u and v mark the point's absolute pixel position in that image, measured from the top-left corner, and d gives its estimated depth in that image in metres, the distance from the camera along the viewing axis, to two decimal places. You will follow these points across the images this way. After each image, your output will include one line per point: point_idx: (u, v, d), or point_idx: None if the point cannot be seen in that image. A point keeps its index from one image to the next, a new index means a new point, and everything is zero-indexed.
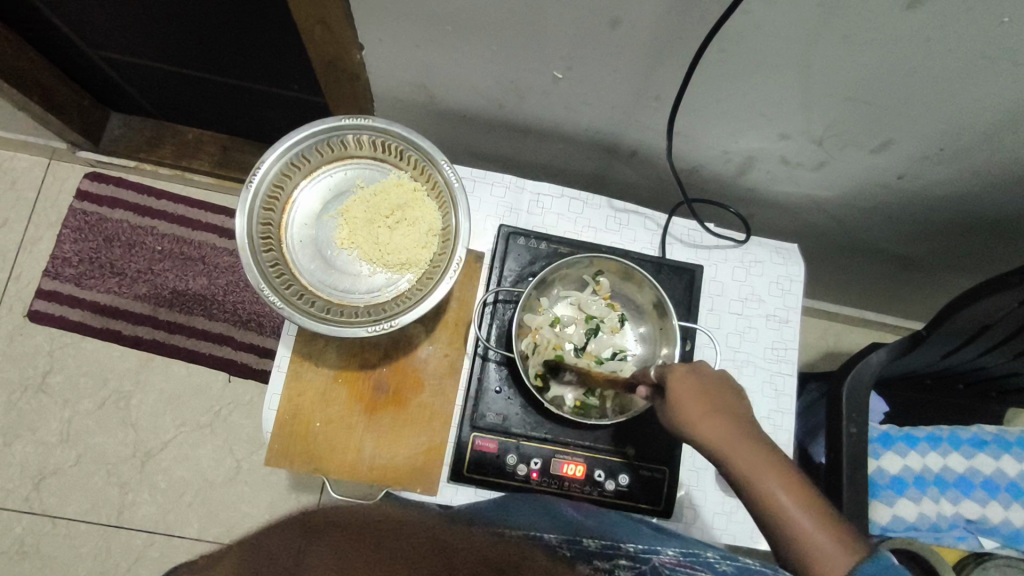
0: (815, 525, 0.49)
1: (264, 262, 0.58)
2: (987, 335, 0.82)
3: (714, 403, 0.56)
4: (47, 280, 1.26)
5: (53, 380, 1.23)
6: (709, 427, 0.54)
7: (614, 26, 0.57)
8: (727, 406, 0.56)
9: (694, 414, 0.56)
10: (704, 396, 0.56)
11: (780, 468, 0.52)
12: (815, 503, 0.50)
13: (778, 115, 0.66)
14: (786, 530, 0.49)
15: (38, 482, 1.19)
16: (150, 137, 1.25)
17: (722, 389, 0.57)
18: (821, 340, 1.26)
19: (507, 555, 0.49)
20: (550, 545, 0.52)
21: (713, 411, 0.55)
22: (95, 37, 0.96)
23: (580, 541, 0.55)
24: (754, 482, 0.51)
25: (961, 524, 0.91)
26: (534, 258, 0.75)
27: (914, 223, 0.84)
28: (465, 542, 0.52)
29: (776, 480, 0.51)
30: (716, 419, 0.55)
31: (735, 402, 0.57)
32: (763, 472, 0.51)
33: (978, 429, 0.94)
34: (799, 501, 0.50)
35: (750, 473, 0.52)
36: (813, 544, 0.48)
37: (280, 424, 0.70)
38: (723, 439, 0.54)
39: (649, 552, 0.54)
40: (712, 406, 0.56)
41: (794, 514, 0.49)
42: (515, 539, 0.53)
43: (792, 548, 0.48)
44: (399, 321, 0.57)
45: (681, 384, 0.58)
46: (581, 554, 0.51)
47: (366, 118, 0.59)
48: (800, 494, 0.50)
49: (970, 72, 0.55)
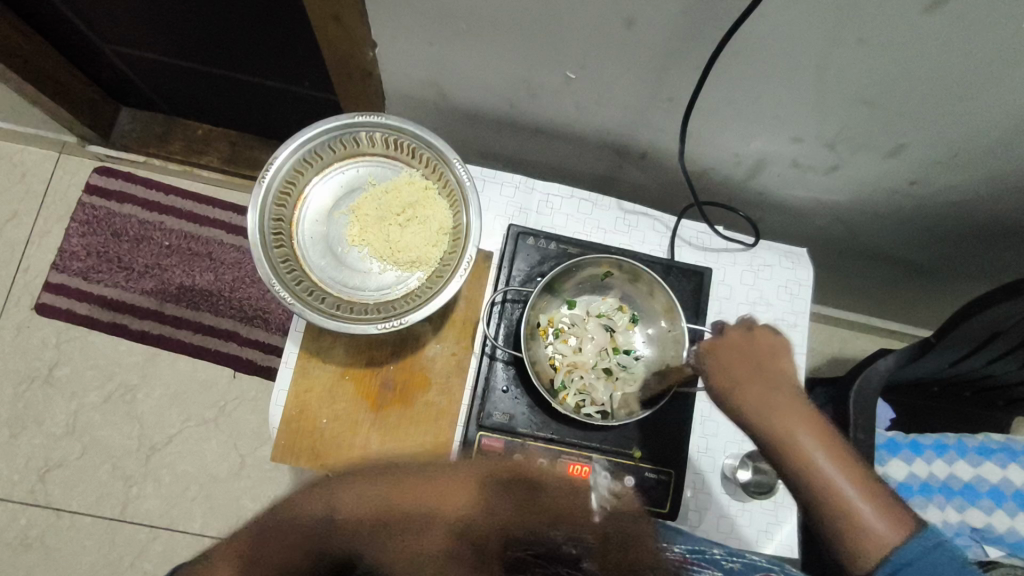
0: (852, 480, 0.54)
1: (274, 257, 0.58)
2: (995, 343, 0.82)
3: (758, 369, 0.59)
4: (55, 273, 1.26)
5: (59, 373, 1.23)
6: (754, 394, 0.58)
7: (629, 27, 0.57)
8: (773, 373, 0.59)
9: (740, 381, 0.59)
10: (748, 360, 0.60)
11: (820, 431, 0.56)
12: (852, 468, 0.55)
13: (790, 119, 0.66)
14: (824, 493, 0.54)
15: (43, 474, 1.20)
16: (160, 132, 1.26)
17: (766, 355, 0.60)
18: (827, 345, 1.25)
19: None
20: (555, 545, 0.54)
21: (757, 379, 0.59)
22: (108, 31, 0.96)
23: (583, 538, 0.57)
24: (793, 447, 0.55)
25: (967, 532, 0.91)
26: (542, 259, 0.75)
27: (923, 229, 0.84)
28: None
29: (809, 434, 0.56)
30: (760, 384, 0.58)
31: (785, 364, 0.60)
32: (803, 433, 0.56)
33: (985, 437, 0.94)
34: (841, 466, 0.54)
35: (790, 436, 0.56)
36: (856, 511, 0.52)
37: (287, 420, 0.70)
38: (767, 406, 0.57)
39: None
40: (757, 374, 0.59)
41: (832, 473, 0.54)
42: (521, 538, 0.55)
43: (832, 510, 0.53)
44: (408, 320, 0.57)
45: (722, 354, 0.61)
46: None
47: (379, 115, 0.59)
48: (838, 457, 0.55)
49: (986, 77, 0.55)
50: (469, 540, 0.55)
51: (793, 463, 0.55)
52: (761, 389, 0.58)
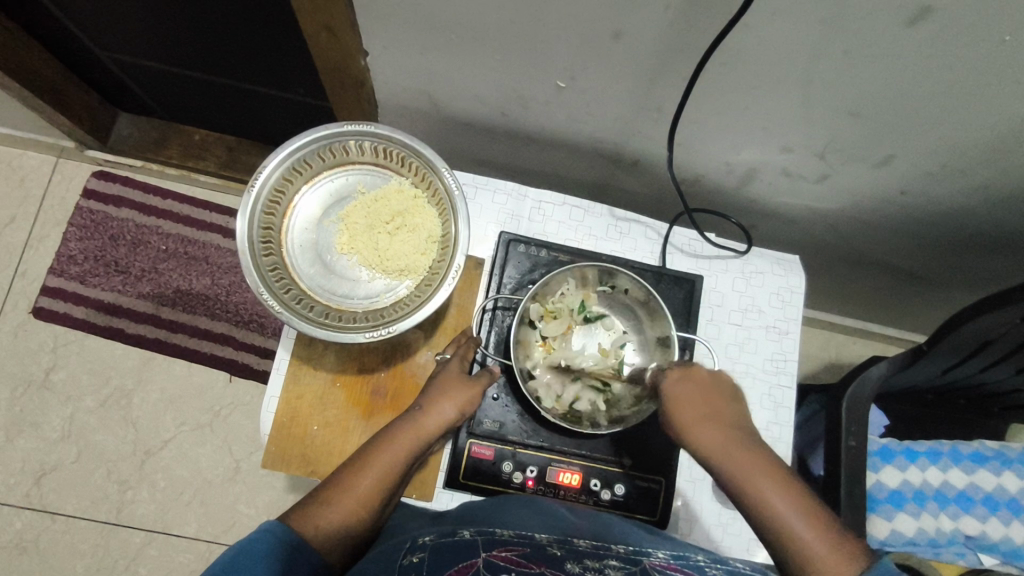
0: (797, 512, 0.54)
1: (263, 266, 0.58)
2: (988, 351, 0.82)
3: (712, 410, 0.61)
4: (52, 278, 1.27)
5: (56, 377, 1.24)
6: (707, 435, 0.59)
7: (617, 38, 0.57)
8: (726, 416, 0.61)
9: (694, 420, 0.60)
10: (704, 399, 0.62)
11: (772, 471, 0.57)
12: (804, 504, 0.55)
13: (780, 128, 0.66)
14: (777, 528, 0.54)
15: (38, 478, 1.20)
16: (157, 137, 1.26)
17: (722, 396, 0.62)
18: (823, 351, 1.25)
19: (499, 556, 0.48)
20: (544, 546, 0.52)
21: (712, 419, 0.60)
22: (105, 39, 0.97)
23: (572, 541, 0.55)
24: (746, 486, 0.56)
25: (960, 539, 0.90)
26: (533, 266, 0.75)
27: (916, 238, 0.84)
28: (459, 544, 0.51)
29: (759, 475, 0.56)
30: (714, 425, 0.60)
31: (737, 408, 0.62)
32: (755, 473, 0.56)
33: (979, 444, 0.94)
34: (794, 505, 0.54)
35: (742, 476, 0.56)
36: (805, 541, 0.52)
37: (278, 426, 0.71)
38: (722, 447, 0.59)
39: (641, 555, 0.54)
40: (711, 414, 0.61)
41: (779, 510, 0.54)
42: (508, 540, 0.53)
43: (781, 538, 0.53)
44: (396, 328, 0.57)
45: (678, 390, 0.62)
46: (573, 555, 0.51)
47: (367, 124, 0.59)
48: (791, 494, 0.55)
49: (973, 88, 0.55)
50: (457, 540, 0.52)
51: (746, 499, 0.56)
52: (714, 430, 0.60)
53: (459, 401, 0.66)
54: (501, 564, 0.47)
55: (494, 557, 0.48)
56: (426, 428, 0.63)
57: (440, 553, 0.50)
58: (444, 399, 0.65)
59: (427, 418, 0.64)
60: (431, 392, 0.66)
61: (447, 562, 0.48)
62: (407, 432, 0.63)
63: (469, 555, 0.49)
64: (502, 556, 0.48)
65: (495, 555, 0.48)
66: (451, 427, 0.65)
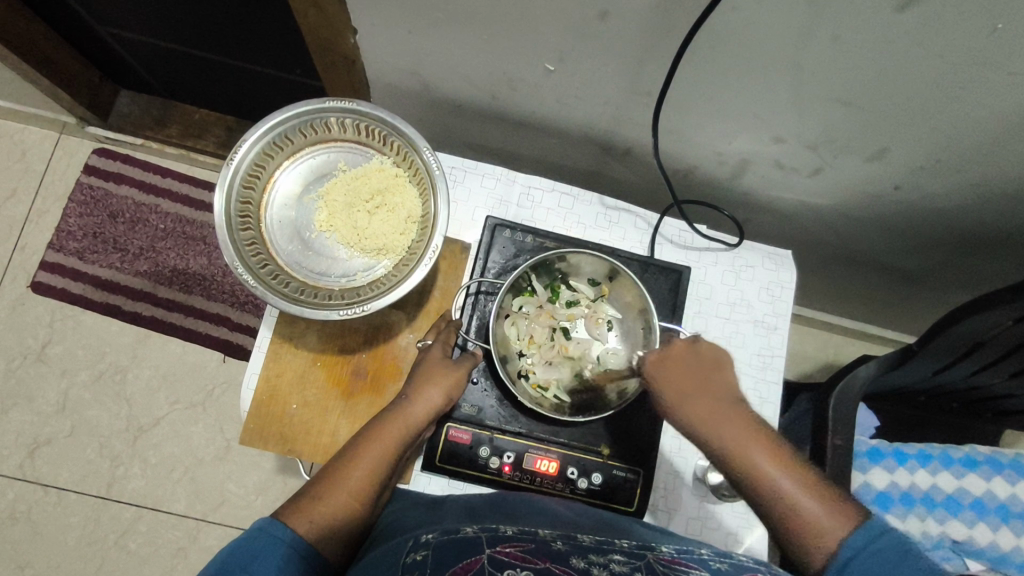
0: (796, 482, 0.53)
1: (240, 240, 0.58)
2: (981, 353, 0.80)
3: (694, 376, 0.60)
4: (51, 253, 1.28)
5: (52, 351, 1.25)
6: (693, 405, 0.58)
7: (603, 19, 0.56)
8: (715, 383, 0.59)
9: (678, 393, 0.59)
10: (689, 370, 0.60)
11: (765, 437, 0.56)
12: (802, 472, 0.54)
13: (771, 118, 0.65)
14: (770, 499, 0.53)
15: (32, 450, 1.21)
16: (158, 115, 1.26)
17: (703, 363, 0.61)
18: (818, 351, 1.24)
19: (503, 552, 0.48)
20: (548, 542, 0.51)
21: (699, 388, 0.59)
22: (104, 14, 0.97)
23: (575, 537, 0.54)
24: (738, 458, 0.55)
25: (948, 544, 0.89)
26: (518, 252, 0.75)
27: (913, 236, 0.82)
28: (462, 541, 0.51)
29: (750, 444, 0.55)
30: (701, 393, 0.59)
31: (726, 374, 0.60)
32: (746, 443, 0.56)
33: (970, 449, 0.92)
34: (789, 473, 0.54)
35: (733, 447, 0.56)
36: (799, 509, 0.52)
37: (257, 404, 0.71)
38: (710, 418, 0.57)
39: (644, 549, 0.54)
40: (698, 382, 0.59)
41: (774, 480, 0.54)
42: (511, 535, 0.52)
43: (773, 512, 0.53)
44: (370, 306, 0.57)
45: (659, 366, 0.61)
46: (576, 551, 0.50)
47: (348, 101, 0.58)
48: (782, 461, 0.55)
49: (965, 79, 0.53)
50: (459, 537, 0.52)
51: (734, 466, 0.55)
52: (697, 396, 0.59)
53: (446, 386, 0.65)
54: (505, 560, 0.46)
55: (498, 554, 0.47)
56: (415, 414, 0.63)
57: (444, 549, 0.50)
58: (430, 385, 0.65)
59: (415, 405, 0.63)
60: (417, 379, 0.65)
61: (451, 560, 0.47)
62: (396, 420, 0.62)
63: (472, 552, 0.48)
64: (506, 553, 0.48)
65: (499, 551, 0.48)
66: (439, 413, 0.65)
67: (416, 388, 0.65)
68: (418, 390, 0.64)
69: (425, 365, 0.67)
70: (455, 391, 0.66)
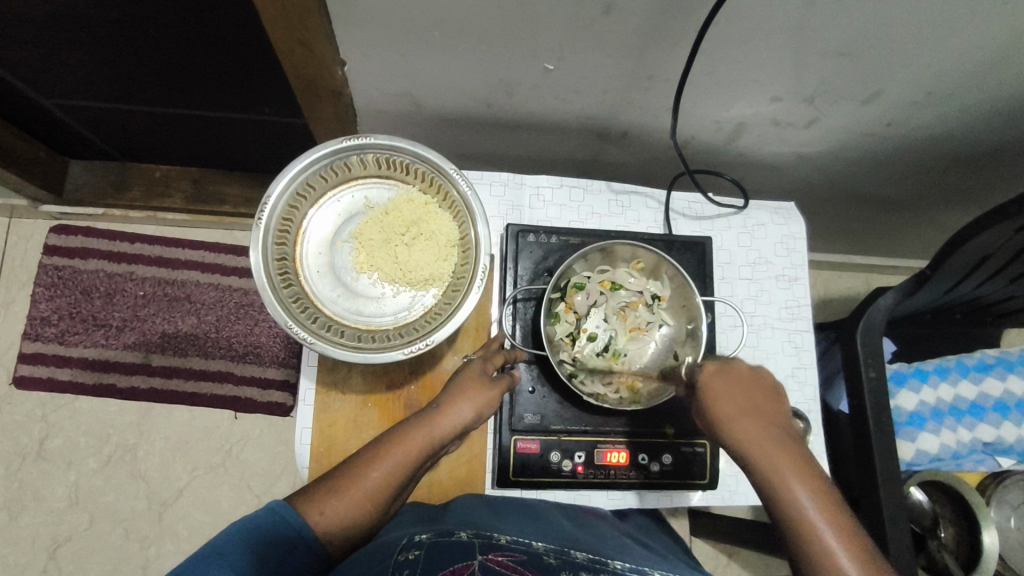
0: (831, 528, 0.53)
1: (285, 298, 0.56)
2: (985, 267, 0.84)
3: (750, 404, 0.59)
4: (28, 343, 1.21)
5: (52, 445, 1.18)
6: (743, 428, 0.58)
7: (608, 12, 0.56)
8: (765, 414, 0.59)
9: (736, 414, 0.59)
10: (745, 395, 0.60)
11: (805, 474, 0.56)
12: (828, 501, 0.55)
13: (771, 80, 0.67)
14: (801, 525, 0.54)
15: (53, 550, 1.16)
16: (114, 180, 1.20)
17: (761, 393, 0.60)
18: (815, 290, 1.29)
19: (496, 560, 0.48)
20: (540, 554, 0.52)
21: (752, 412, 0.59)
22: (49, 86, 0.91)
23: (569, 552, 0.54)
24: (777, 480, 0.55)
25: (980, 447, 0.96)
26: (546, 254, 0.74)
27: (905, 166, 0.85)
28: (457, 544, 0.51)
29: (806, 493, 0.55)
30: (757, 415, 0.59)
31: (778, 406, 0.60)
32: (784, 464, 0.56)
33: (981, 354, 0.98)
34: (825, 513, 0.54)
35: (776, 471, 0.56)
36: (836, 556, 0.52)
37: (316, 458, 0.69)
38: (759, 444, 0.57)
39: (637, 572, 0.53)
40: (751, 407, 0.59)
41: (820, 528, 0.53)
42: (506, 545, 0.52)
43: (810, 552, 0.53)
44: (434, 339, 0.56)
45: (719, 382, 0.60)
46: (568, 565, 0.51)
47: (370, 137, 0.57)
48: (820, 495, 0.55)
49: (956, 14, 0.56)
50: (454, 540, 0.52)
51: (780, 502, 0.55)
52: (755, 427, 0.58)
53: (478, 402, 0.64)
54: (496, 569, 0.47)
55: (490, 561, 0.48)
56: (443, 425, 0.62)
57: (436, 550, 0.49)
58: (459, 400, 0.63)
59: (444, 418, 0.62)
60: (448, 392, 0.64)
61: (442, 561, 0.47)
62: (423, 428, 0.61)
63: (465, 556, 0.48)
64: (499, 561, 0.48)
65: (492, 559, 0.48)
66: (467, 427, 0.64)
67: (447, 399, 0.63)
68: (447, 401, 0.63)
69: (459, 378, 0.66)
70: (482, 406, 0.64)
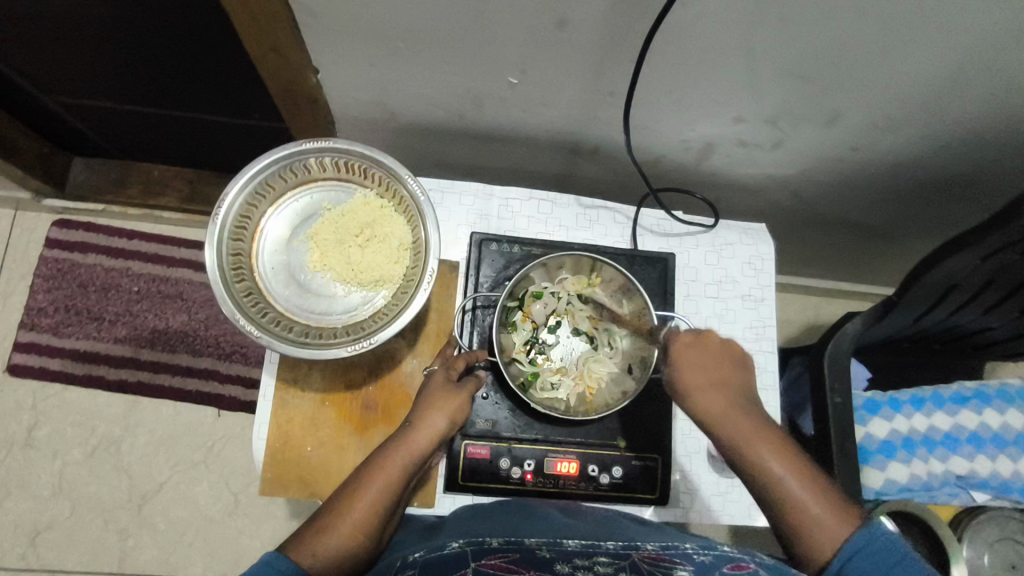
0: (802, 487, 0.57)
1: (237, 293, 0.58)
2: (955, 295, 0.84)
3: (717, 375, 0.63)
4: (23, 332, 1.24)
5: (40, 433, 1.21)
6: (710, 398, 0.62)
7: (561, 27, 0.58)
8: (735, 386, 0.63)
9: (700, 384, 0.63)
10: (713, 366, 0.64)
11: (773, 438, 0.60)
12: (797, 463, 0.59)
13: (732, 101, 0.68)
14: (770, 485, 0.58)
15: (34, 537, 1.18)
16: (115, 178, 1.24)
17: (728, 362, 0.64)
18: (801, 315, 1.28)
19: (489, 564, 0.48)
20: (533, 549, 0.51)
21: (720, 383, 0.63)
22: (50, 84, 0.95)
23: (562, 542, 0.54)
24: (745, 444, 0.60)
25: (952, 480, 0.94)
26: (508, 263, 0.76)
27: (878, 191, 0.86)
28: (449, 557, 0.51)
29: (773, 456, 0.59)
30: (723, 386, 0.63)
31: (744, 375, 0.65)
32: (757, 435, 0.60)
33: (958, 386, 0.97)
34: (795, 473, 0.58)
35: (748, 437, 0.60)
36: (806, 515, 0.56)
37: (271, 453, 0.70)
38: (725, 411, 0.61)
39: (630, 548, 0.53)
40: (719, 378, 0.63)
41: (788, 485, 0.58)
42: (499, 547, 0.52)
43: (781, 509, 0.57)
44: (377, 338, 0.58)
45: (686, 354, 0.64)
46: (562, 556, 0.50)
47: (326, 140, 0.59)
48: (788, 458, 0.59)
49: (907, 38, 0.56)
50: (446, 553, 0.51)
51: (750, 467, 0.59)
52: (721, 396, 0.62)
53: (448, 411, 0.65)
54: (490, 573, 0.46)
55: (484, 566, 0.47)
56: (417, 443, 0.62)
57: (430, 567, 0.49)
58: (431, 415, 0.64)
59: (419, 432, 0.63)
60: (417, 408, 0.65)
61: None
62: (399, 449, 0.62)
63: (458, 566, 0.48)
64: (491, 565, 0.48)
65: (485, 564, 0.48)
66: (442, 438, 0.65)
67: (418, 416, 0.64)
68: (419, 418, 0.64)
69: (427, 392, 0.66)
70: (453, 419, 0.65)
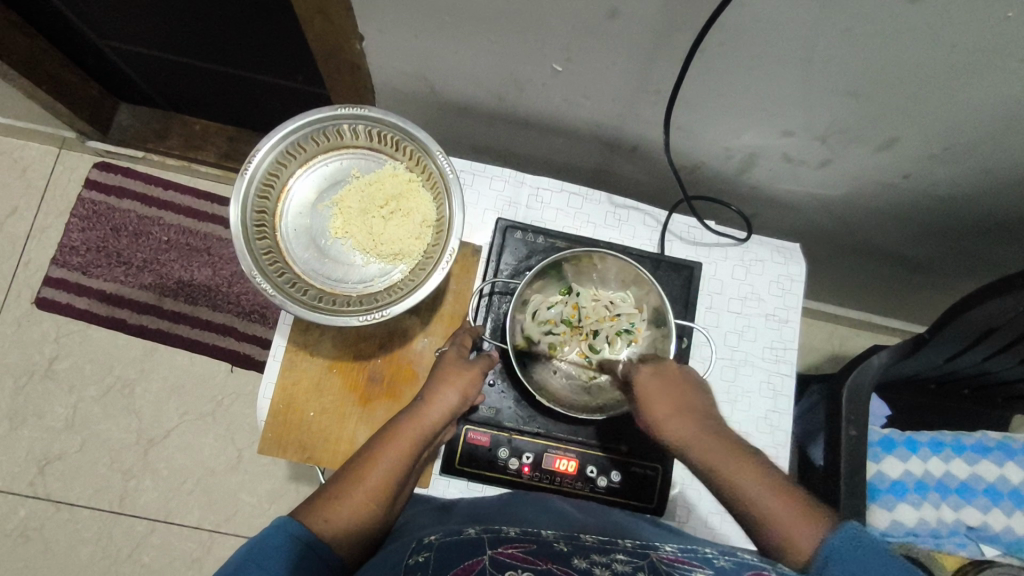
0: (777, 499, 0.53)
1: (257, 250, 0.58)
2: (992, 339, 0.80)
3: (678, 399, 0.61)
4: (54, 268, 1.27)
5: (59, 367, 1.24)
6: (677, 422, 0.60)
7: (612, 18, 0.56)
8: (701, 408, 0.61)
9: (664, 411, 0.61)
10: (673, 392, 0.62)
11: (743, 456, 0.57)
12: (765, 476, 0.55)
13: (781, 112, 0.65)
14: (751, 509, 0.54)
15: (42, 466, 1.21)
16: (158, 127, 1.26)
17: (685, 386, 0.63)
18: (826, 343, 1.25)
19: (504, 552, 0.46)
20: (549, 542, 0.49)
21: (686, 410, 0.61)
22: (105, 27, 0.96)
23: (578, 537, 0.52)
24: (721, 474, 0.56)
25: (962, 530, 0.90)
26: (530, 252, 0.75)
27: (923, 224, 0.83)
28: (464, 542, 0.49)
29: (747, 477, 0.55)
30: (685, 413, 0.60)
31: (702, 395, 0.63)
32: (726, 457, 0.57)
33: (981, 435, 0.93)
34: (768, 490, 0.54)
35: (725, 469, 0.56)
36: (783, 529, 0.52)
37: (274, 414, 0.71)
38: (693, 438, 0.59)
39: (648, 549, 0.51)
40: (684, 405, 0.61)
41: (767, 506, 0.53)
42: (514, 537, 0.50)
43: (764, 537, 0.53)
44: (389, 312, 0.57)
45: (647, 384, 0.63)
46: (579, 551, 0.48)
47: (361, 108, 0.59)
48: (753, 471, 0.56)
49: (974, 66, 0.54)
50: (461, 538, 0.50)
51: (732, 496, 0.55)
52: (687, 421, 0.60)
53: (461, 386, 0.64)
54: (506, 562, 0.44)
55: (500, 555, 0.46)
56: (430, 415, 0.61)
57: (446, 552, 0.48)
58: (445, 389, 0.63)
59: (431, 406, 0.62)
60: (432, 380, 0.64)
61: (451, 561, 0.45)
62: (413, 419, 0.61)
63: (473, 553, 0.46)
64: (509, 554, 0.46)
65: (501, 552, 0.46)
66: (455, 412, 0.64)
67: (433, 389, 0.63)
68: (433, 391, 0.63)
69: (443, 365, 0.66)
70: (466, 393, 0.64)
